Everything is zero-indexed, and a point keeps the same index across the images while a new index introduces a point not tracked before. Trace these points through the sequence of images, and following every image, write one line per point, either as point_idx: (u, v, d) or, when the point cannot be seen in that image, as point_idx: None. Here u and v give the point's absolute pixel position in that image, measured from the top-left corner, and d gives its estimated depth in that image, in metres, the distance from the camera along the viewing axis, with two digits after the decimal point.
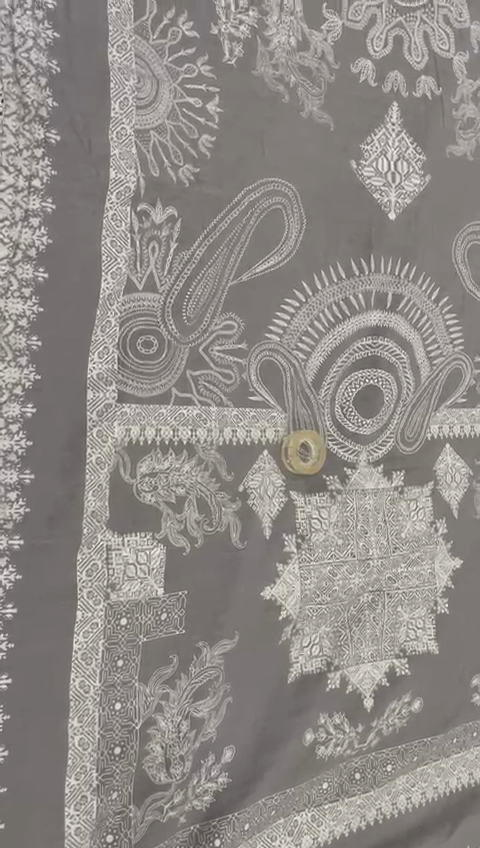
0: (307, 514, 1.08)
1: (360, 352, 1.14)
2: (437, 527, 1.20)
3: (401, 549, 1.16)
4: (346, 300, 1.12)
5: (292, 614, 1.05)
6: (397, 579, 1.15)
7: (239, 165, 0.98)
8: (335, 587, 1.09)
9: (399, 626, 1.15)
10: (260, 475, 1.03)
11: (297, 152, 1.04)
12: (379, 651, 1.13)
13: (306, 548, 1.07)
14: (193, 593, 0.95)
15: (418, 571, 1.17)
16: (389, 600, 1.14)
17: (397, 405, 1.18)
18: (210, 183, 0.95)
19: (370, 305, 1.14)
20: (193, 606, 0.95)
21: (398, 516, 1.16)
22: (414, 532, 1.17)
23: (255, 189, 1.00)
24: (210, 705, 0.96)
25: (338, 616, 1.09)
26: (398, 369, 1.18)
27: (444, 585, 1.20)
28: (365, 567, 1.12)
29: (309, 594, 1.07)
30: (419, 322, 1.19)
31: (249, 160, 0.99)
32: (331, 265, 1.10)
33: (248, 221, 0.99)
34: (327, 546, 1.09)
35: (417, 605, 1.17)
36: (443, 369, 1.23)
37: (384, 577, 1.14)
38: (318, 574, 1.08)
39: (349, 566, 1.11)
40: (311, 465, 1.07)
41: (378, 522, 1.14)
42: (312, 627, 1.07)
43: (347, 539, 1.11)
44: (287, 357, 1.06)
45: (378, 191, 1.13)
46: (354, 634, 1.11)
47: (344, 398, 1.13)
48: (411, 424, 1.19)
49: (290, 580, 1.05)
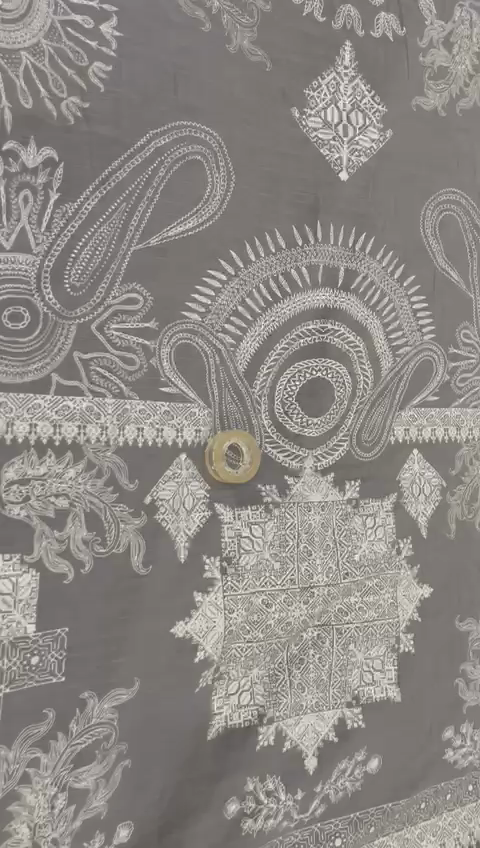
0: (235, 533, 0.89)
1: (304, 337, 0.95)
2: (400, 549, 1.01)
3: (354, 575, 0.96)
4: (286, 274, 0.93)
5: (214, 655, 0.86)
6: (349, 611, 0.95)
7: (143, 102, 0.80)
8: (270, 621, 0.90)
9: (351, 669, 0.95)
10: (174, 484, 0.85)
11: (222, 93, 0.87)
12: (326, 700, 0.93)
13: (232, 574, 0.88)
14: (77, 630, 0.76)
15: (376, 602, 0.97)
16: (339, 636, 0.94)
17: (351, 403, 0.99)
18: (103, 122, 0.77)
19: (317, 282, 0.95)
20: (77, 648, 0.77)
21: (351, 535, 0.97)
22: (371, 555, 0.98)
23: (164, 134, 0.82)
24: (96, 774, 0.77)
25: (273, 655, 0.90)
26: (351, 360, 0.99)
27: (409, 618, 1.00)
28: (309, 598, 0.92)
29: (236, 631, 0.87)
30: (379, 305, 1.01)
31: (157, 97, 0.81)
32: (267, 231, 0.92)
33: (155, 172, 0.82)
34: (260, 571, 0.90)
35: (374, 643, 0.97)
36: (410, 360, 1.04)
37: (333, 609, 0.94)
38: (248, 606, 0.88)
39: (288, 596, 0.91)
40: (243, 475, 0.89)
41: (325, 544, 0.95)
42: (240, 670, 0.88)
43: (287, 563, 0.91)
44: (210, 340, 0.87)
45: (326, 146, 0.95)
46: (294, 678, 0.91)
47: (284, 392, 0.94)
48: (370, 425, 1.00)
49: (211, 612, 0.85)
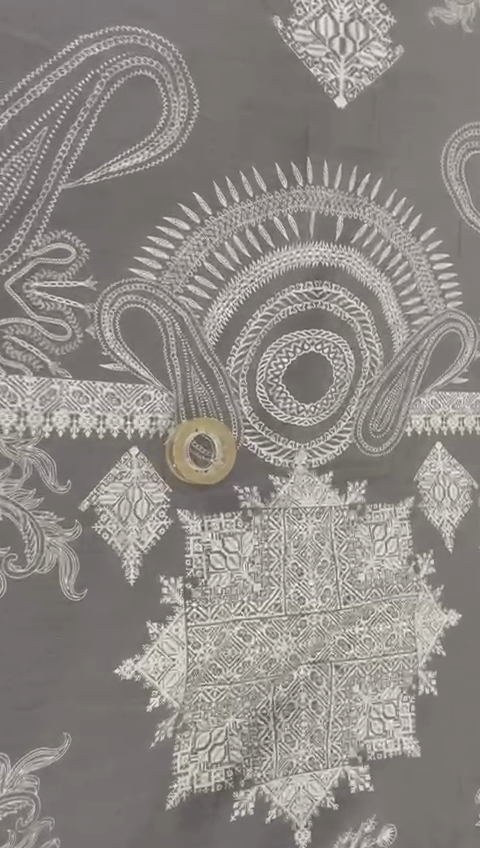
0: (203, 548, 0.71)
1: (293, 302, 0.76)
2: (419, 567, 0.81)
3: (359, 600, 0.77)
4: (268, 224, 0.75)
5: (174, 703, 0.68)
6: (352, 644, 0.76)
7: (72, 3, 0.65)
8: (249, 659, 0.71)
9: (355, 718, 0.76)
10: (122, 486, 0.67)
11: None
12: (323, 757, 0.74)
13: (199, 600, 0.69)
14: None
15: (387, 633, 0.78)
16: (339, 677, 0.75)
17: (355, 385, 0.80)
18: (17, 25, 0.62)
19: (308, 234, 0.76)
20: None
21: (355, 550, 0.77)
22: (380, 575, 0.78)
23: (100, 42, 0.66)
24: None
25: (254, 701, 0.72)
26: (355, 332, 0.80)
27: (431, 653, 0.81)
28: (300, 630, 0.74)
29: (204, 672, 0.69)
30: (390, 264, 0.81)
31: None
32: (243, 169, 0.73)
33: (88, 89, 0.65)
34: (235, 595, 0.71)
35: (385, 685, 0.78)
36: (430, 334, 0.84)
37: (332, 642, 0.75)
38: (219, 639, 0.70)
39: (273, 627, 0.72)
40: (215, 473, 0.71)
41: (322, 561, 0.75)
42: (211, 720, 0.70)
43: (271, 586, 0.73)
44: (169, 306, 0.70)
45: (318, 65, 0.76)
46: (281, 730, 0.73)
47: (268, 372, 0.76)
48: (379, 414, 0.81)
49: (171, 649, 0.67)
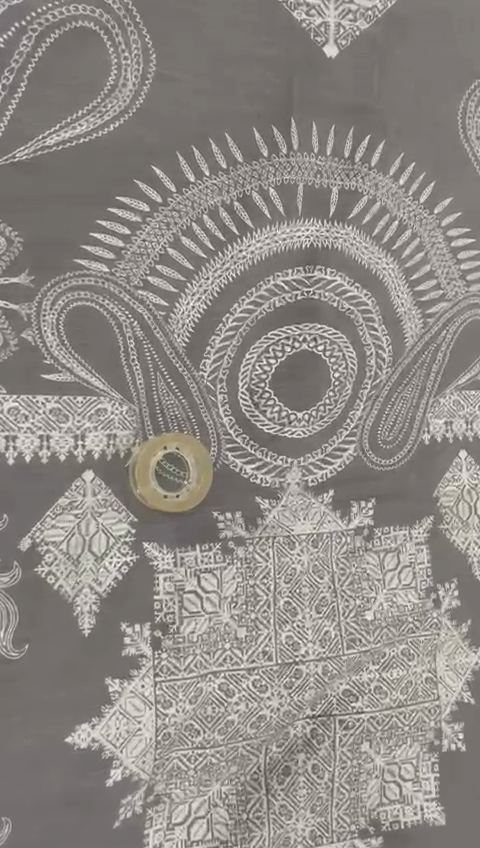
0: (175, 589, 0.60)
1: (279, 292, 0.64)
2: (440, 601, 0.68)
3: (366, 643, 0.65)
4: (246, 200, 0.63)
5: (141, 774, 0.57)
6: (360, 696, 0.64)
7: None
8: (233, 718, 0.60)
9: (365, 782, 0.64)
10: (73, 519, 0.57)
11: None
12: (326, 829, 0.63)
13: (170, 651, 0.59)
14: None
15: (403, 681, 0.66)
16: (344, 735, 0.64)
17: (359, 388, 0.68)
18: None
19: (296, 211, 0.64)
20: None
21: (362, 584, 0.65)
22: (391, 613, 0.66)
23: None
24: None
25: (241, 765, 0.61)
26: (357, 325, 0.67)
27: (457, 701, 0.68)
28: (294, 682, 0.62)
29: (178, 735, 0.58)
30: (397, 242, 0.68)
31: None
32: (213, 137, 0.62)
33: (13, 45, 0.55)
34: (214, 644, 0.60)
35: (401, 742, 0.66)
36: (449, 323, 0.71)
37: (334, 694, 0.63)
38: (196, 696, 0.59)
39: (262, 679, 0.61)
40: (188, 501, 0.60)
41: (320, 599, 0.64)
42: (189, 790, 0.59)
43: (258, 631, 0.61)
44: (126, 303, 0.59)
45: (303, 7, 0.64)
46: (274, 800, 0.62)
47: (252, 376, 0.64)
48: (389, 421, 0.69)
49: (136, 711, 0.57)
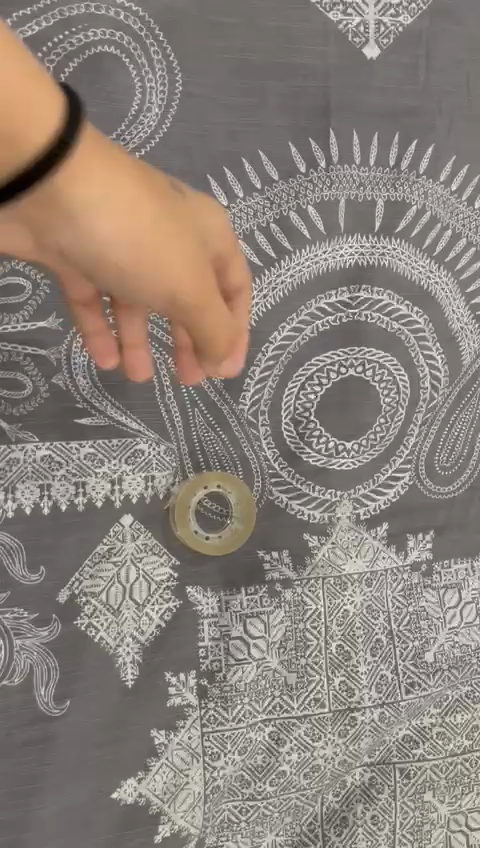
0: (221, 634, 0.57)
1: (322, 315, 0.60)
2: None
3: (427, 688, 0.61)
4: (283, 220, 0.59)
5: (191, 827, 0.55)
6: (421, 742, 0.61)
7: None
8: (285, 769, 0.57)
9: (429, 833, 0.61)
10: (112, 567, 0.55)
11: None
12: None
13: (217, 700, 0.56)
14: None
15: (467, 725, 0.62)
16: (405, 783, 0.60)
17: (413, 412, 0.63)
18: None
19: (338, 228, 0.60)
20: None
21: (420, 623, 0.61)
22: (453, 654, 0.62)
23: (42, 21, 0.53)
24: None
25: (296, 815, 0.58)
26: (407, 346, 0.62)
27: None
28: (349, 730, 0.59)
29: (227, 787, 0.56)
30: (451, 252, 0.63)
31: None
32: (246, 156, 0.58)
33: None
34: (263, 691, 0.57)
35: (467, 790, 0.62)
36: None
37: (393, 741, 0.60)
38: (245, 747, 0.57)
39: (314, 728, 0.58)
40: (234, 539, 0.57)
41: (375, 642, 0.60)
42: (242, 842, 0.57)
43: (309, 676, 0.58)
44: (160, 338, 0.56)
45: (339, 6, 0.59)
46: None
47: (295, 406, 0.60)
48: (447, 445, 0.64)
49: (183, 764, 0.55)
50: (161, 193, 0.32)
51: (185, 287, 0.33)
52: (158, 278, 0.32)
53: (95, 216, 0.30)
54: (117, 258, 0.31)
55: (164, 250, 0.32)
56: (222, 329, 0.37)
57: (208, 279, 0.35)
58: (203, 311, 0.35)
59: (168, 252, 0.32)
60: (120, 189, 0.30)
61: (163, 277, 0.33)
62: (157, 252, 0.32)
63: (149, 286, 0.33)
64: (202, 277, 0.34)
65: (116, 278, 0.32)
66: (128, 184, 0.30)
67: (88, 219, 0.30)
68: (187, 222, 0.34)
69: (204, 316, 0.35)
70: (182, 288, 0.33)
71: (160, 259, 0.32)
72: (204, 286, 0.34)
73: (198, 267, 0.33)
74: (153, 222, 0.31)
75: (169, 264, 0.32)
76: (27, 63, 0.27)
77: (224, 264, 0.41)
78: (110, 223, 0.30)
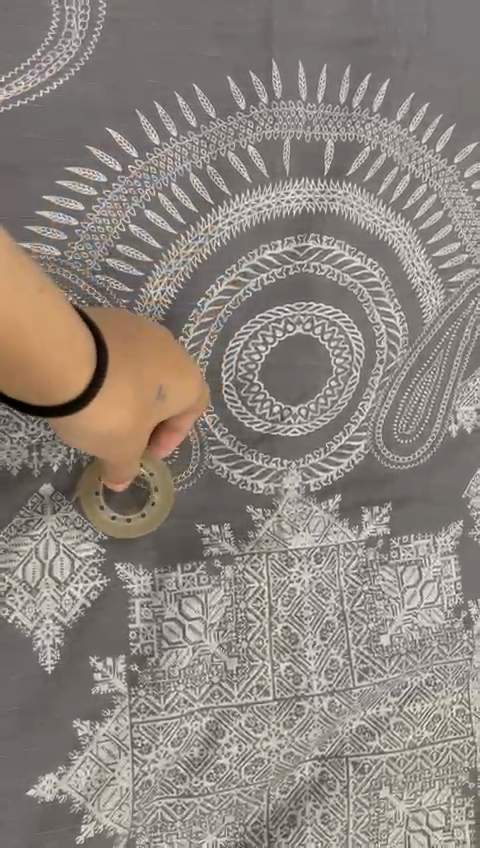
0: (154, 616, 0.52)
1: (267, 267, 0.55)
2: (471, 621, 0.58)
3: (382, 674, 0.56)
4: (221, 162, 0.54)
5: (118, 828, 0.50)
6: (376, 734, 0.56)
7: None
8: (225, 762, 0.53)
9: (386, 833, 0.56)
10: (28, 542, 0.50)
11: None
12: None
13: (149, 688, 0.51)
14: None
15: (428, 716, 0.57)
16: (359, 778, 0.55)
17: (368, 374, 0.58)
18: None
19: (282, 172, 0.55)
20: None
21: (376, 603, 0.56)
22: (413, 638, 0.57)
23: None
24: None
25: (238, 814, 0.53)
26: (361, 302, 0.57)
27: None
28: (296, 721, 0.54)
29: (160, 783, 0.51)
30: (409, 200, 0.58)
31: None
32: (179, 90, 0.53)
33: None
34: (200, 677, 0.52)
35: (428, 786, 0.57)
36: (477, 292, 0.60)
37: (346, 732, 0.55)
38: (180, 739, 0.52)
39: (257, 717, 0.53)
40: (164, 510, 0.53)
41: (326, 624, 0.55)
42: (178, 842, 0.52)
43: (252, 662, 0.53)
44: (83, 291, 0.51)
45: None
46: None
47: (237, 367, 0.55)
48: (407, 411, 0.59)
49: (109, 758, 0.50)
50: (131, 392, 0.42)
51: (133, 458, 0.46)
52: (119, 448, 0.45)
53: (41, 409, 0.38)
54: (78, 434, 0.42)
55: (127, 428, 0.43)
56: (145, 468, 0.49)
57: (144, 425, 0.45)
58: (134, 469, 0.48)
59: (121, 436, 0.43)
60: (128, 422, 0.43)
61: (122, 450, 0.45)
62: (126, 442, 0.44)
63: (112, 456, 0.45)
64: (133, 427, 0.43)
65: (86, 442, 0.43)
66: (116, 403, 0.41)
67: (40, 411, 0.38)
68: (152, 416, 0.45)
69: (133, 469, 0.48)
70: (123, 455, 0.46)
71: (127, 440, 0.44)
72: (134, 437, 0.44)
73: (136, 439, 0.45)
74: (120, 414, 0.42)
75: (132, 442, 0.45)
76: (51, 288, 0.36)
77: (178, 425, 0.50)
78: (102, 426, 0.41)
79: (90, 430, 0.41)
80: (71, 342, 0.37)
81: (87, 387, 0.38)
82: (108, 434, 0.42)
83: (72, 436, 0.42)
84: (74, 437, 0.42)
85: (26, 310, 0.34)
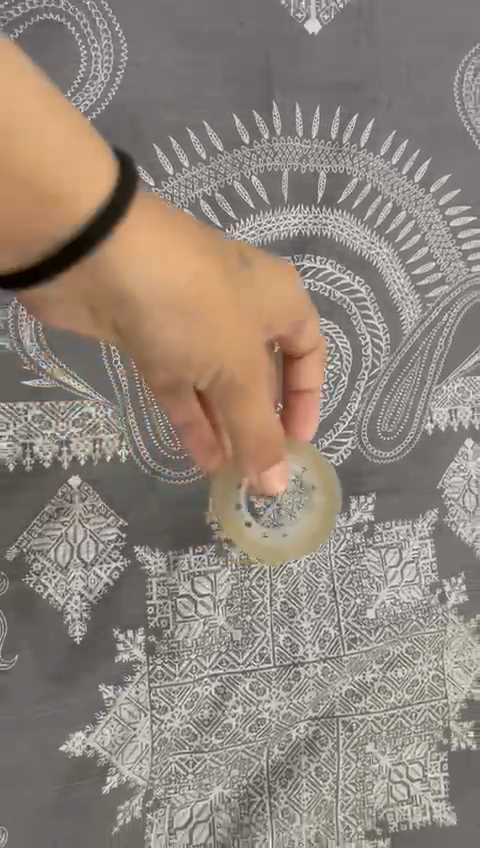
0: (169, 593, 0.59)
1: None
2: (445, 596, 0.66)
3: (368, 643, 0.63)
4: (228, 190, 0.61)
5: (138, 780, 0.57)
6: (363, 696, 0.63)
7: None
8: (231, 722, 0.59)
9: (371, 783, 0.63)
10: (59, 527, 0.56)
11: None
12: (332, 831, 0.62)
13: (165, 656, 0.58)
14: None
15: (408, 680, 0.64)
16: (348, 736, 0.63)
17: (356, 379, 0.65)
18: None
19: (281, 199, 0.62)
20: None
21: (362, 581, 0.64)
22: (394, 612, 0.64)
23: None
24: None
25: (242, 767, 0.60)
26: (349, 315, 0.65)
27: (466, 699, 0.66)
28: (294, 684, 0.61)
29: (175, 740, 0.58)
30: (391, 225, 0.65)
31: None
32: (191, 126, 0.60)
33: None
34: (210, 647, 0.59)
35: (407, 742, 0.64)
36: (450, 307, 0.68)
37: (337, 695, 0.62)
38: (193, 701, 0.58)
39: (260, 682, 0.60)
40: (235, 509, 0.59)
41: (319, 600, 0.62)
42: (189, 793, 0.59)
43: (255, 634, 0.60)
44: None
45: None
46: (277, 804, 0.61)
47: None
48: (388, 412, 0.66)
49: (131, 717, 0.57)
50: (176, 232, 0.38)
51: (222, 356, 0.40)
52: (199, 336, 0.39)
53: (103, 280, 0.37)
54: (168, 334, 0.40)
55: (205, 292, 0.39)
56: (239, 368, 0.41)
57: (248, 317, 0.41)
58: (248, 381, 0.42)
59: (210, 304, 0.39)
60: (192, 275, 0.38)
61: (203, 347, 0.40)
62: (204, 318, 0.39)
63: (200, 356, 0.40)
64: (223, 296, 0.39)
65: (173, 346, 0.40)
66: (147, 230, 0.37)
67: (104, 289, 0.37)
68: (240, 287, 0.41)
69: (246, 393, 0.42)
70: (212, 349, 0.40)
71: (206, 306, 0.39)
72: (249, 333, 0.41)
73: (250, 331, 0.41)
74: (177, 276, 0.38)
75: (213, 318, 0.39)
76: (81, 133, 0.34)
77: (287, 341, 0.48)
78: (157, 279, 0.37)
79: (168, 306, 0.38)
80: (80, 183, 0.34)
81: (92, 221, 0.35)
82: (168, 302, 0.38)
83: (149, 326, 0.39)
84: (160, 332, 0.39)
85: (55, 128, 0.33)
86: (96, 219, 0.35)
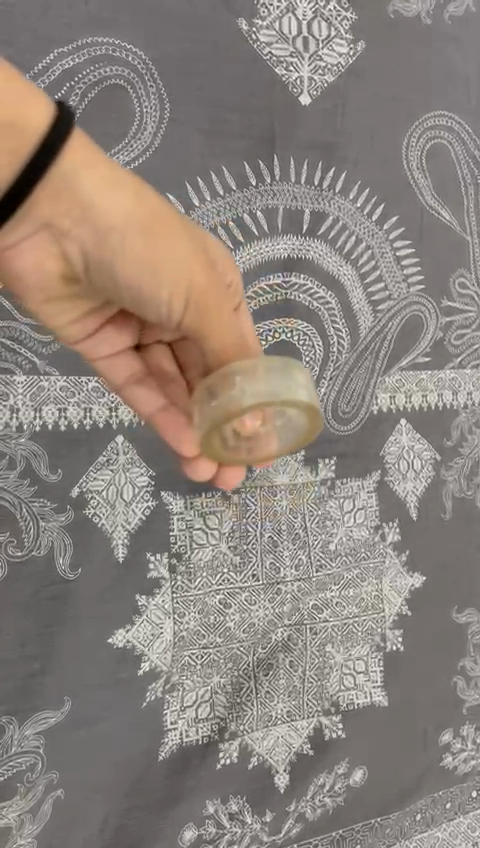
0: (187, 525, 0.77)
1: (265, 292, 0.81)
2: (385, 534, 0.87)
3: (330, 568, 0.84)
4: (237, 219, 0.79)
5: (163, 665, 0.75)
6: (325, 609, 0.83)
7: (42, 23, 0.70)
8: (230, 624, 0.78)
9: (328, 673, 0.84)
10: (109, 473, 0.73)
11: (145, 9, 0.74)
12: (299, 708, 0.82)
13: (183, 573, 0.76)
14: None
15: (357, 597, 0.85)
16: (312, 637, 0.83)
17: (324, 369, 0.85)
18: None
19: (277, 228, 0.81)
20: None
21: (326, 521, 0.84)
22: (348, 543, 0.85)
23: (74, 56, 0.71)
24: (21, 806, 0.69)
25: (235, 661, 0.79)
26: (322, 319, 0.84)
27: (397, 612, 0.88)
28: (277, 596, 0.81)
29: (189, 637, 0.76)
30: (355, 252, 0.85)
31: (59, 16, 0.71)
32: (213, 169, 0.78)
33: (64, 99, 0.71)
34: (216, 567, 0.78)
35: (356, 643, 0.85)
36: (394, 316, 0.88)
37: (306, 606, 0.82)
38: (203, 607, 0.77)
39: (251, 595, 0.80)
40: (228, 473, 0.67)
41: (295, 534, 0.82)
42: (197, 679, 0.77)
43: (248, 558, 0.80)
44: None
45: (283, 64, 0.81)
46: (261, 687, 0.80)
47: None
48: (346, 395, 0.86)
49: (158, 618, 0.74)
50: (112, 174, 0.46)
51: (168, 273, 0.47)
52: (139, 262, 0.47)
53: (63, 210, 0.45)
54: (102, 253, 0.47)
55: (176, 257, 0.47)
56: (196, 284, 0.47)
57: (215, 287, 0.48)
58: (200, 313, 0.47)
59: (148, 238, 0.46)
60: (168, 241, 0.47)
61: (143, 273, 0.47)
62: (149, 256, 0.46)
63: (147, 282, 0.47)
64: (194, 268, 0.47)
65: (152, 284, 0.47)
66: (92, 172, 0.45)
67: (61, 217, 0.46)
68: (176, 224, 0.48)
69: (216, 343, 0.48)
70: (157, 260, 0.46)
71: (178, 264, 0.47)
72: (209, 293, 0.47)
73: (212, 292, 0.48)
74: (102, 189, 0.45)
75: (183, 274, 0.47)
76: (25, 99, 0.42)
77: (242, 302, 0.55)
78: (105, 204, 0.45)
79: (103, 235, 0.46)
80: (23, 126, 0.42)
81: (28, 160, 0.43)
82: (112, 239, 0.46)
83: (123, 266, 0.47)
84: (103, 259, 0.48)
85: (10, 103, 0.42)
86: (35, 156, 0.43)
